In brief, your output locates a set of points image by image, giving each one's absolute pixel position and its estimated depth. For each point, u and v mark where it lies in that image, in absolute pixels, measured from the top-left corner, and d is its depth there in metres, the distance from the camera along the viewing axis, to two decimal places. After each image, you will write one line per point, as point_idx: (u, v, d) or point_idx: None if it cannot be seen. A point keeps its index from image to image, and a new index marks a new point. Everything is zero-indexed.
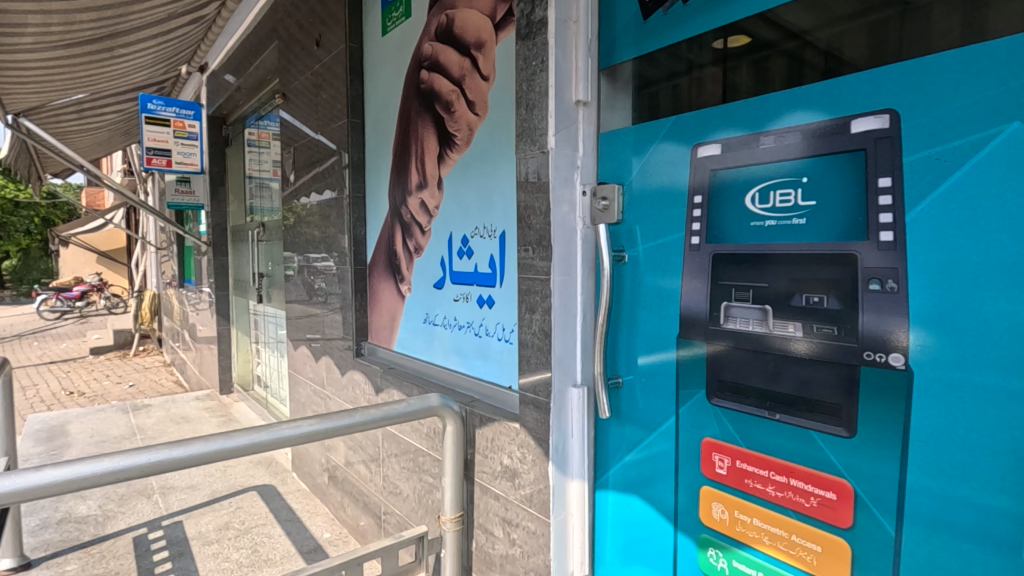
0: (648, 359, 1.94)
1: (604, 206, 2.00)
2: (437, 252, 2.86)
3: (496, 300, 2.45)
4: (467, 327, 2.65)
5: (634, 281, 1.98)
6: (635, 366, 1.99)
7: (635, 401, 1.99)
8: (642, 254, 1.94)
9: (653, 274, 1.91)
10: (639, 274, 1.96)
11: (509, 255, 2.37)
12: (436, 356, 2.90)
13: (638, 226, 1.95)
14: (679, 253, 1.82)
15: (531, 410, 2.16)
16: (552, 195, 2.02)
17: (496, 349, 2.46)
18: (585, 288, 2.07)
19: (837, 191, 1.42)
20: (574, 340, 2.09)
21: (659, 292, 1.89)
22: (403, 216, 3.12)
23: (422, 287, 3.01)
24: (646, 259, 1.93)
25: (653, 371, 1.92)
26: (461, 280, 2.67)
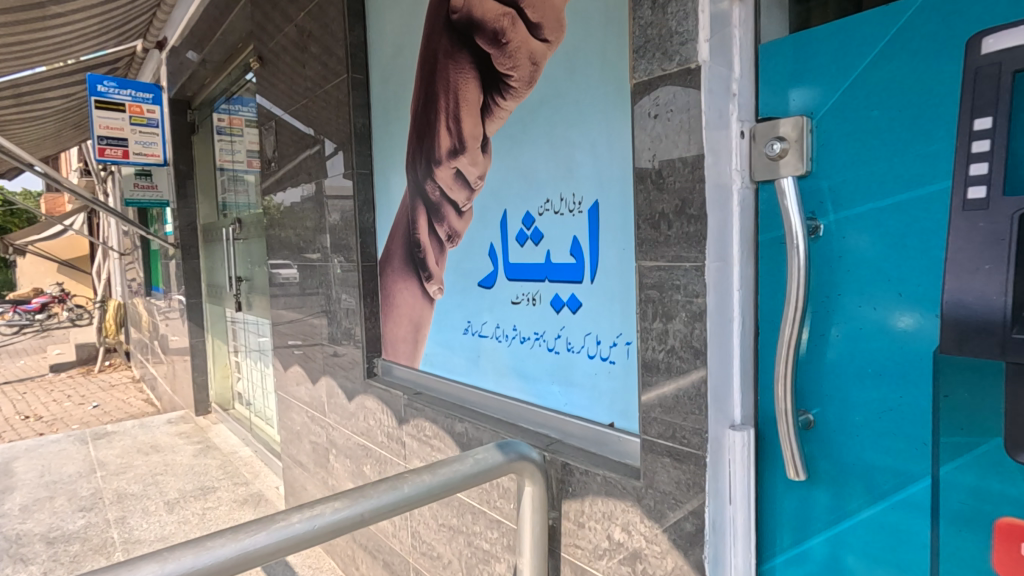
0: (867, 388, 1.24)
1: (782, 149, 1.32)
2: (483, 240, 2.13)
3: (584, 303, 1.73)
4: (535, 340, 1.93)
5: (837, 265, 1.28)
6: (841, 400, 1.29)
7: (839, 451, 1.29)
8: (852, 224, 1.26)
9: (877, 253, 1.22)
10: (849, 254, 1.26)
11: (606, 236, 1.64)
12: (487, 378, 2.18)
13: (849, 179, 1.26)
14: (941, 219, 1.13)
15: (666, 467, 1.44)
16: (705, 141, 1.29)
17: (587, 371, 1.75)
18: (747, 279, 1.38)
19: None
20: (734, 358, 1.38)
21: (892, 281, 1.20)
22: (431, 196, 2.39)
23: (461, 287, 2.27)
24: (863, 232, 1.24)
25: (881, 408, 1.23)
26: (525, 277, 1.94)
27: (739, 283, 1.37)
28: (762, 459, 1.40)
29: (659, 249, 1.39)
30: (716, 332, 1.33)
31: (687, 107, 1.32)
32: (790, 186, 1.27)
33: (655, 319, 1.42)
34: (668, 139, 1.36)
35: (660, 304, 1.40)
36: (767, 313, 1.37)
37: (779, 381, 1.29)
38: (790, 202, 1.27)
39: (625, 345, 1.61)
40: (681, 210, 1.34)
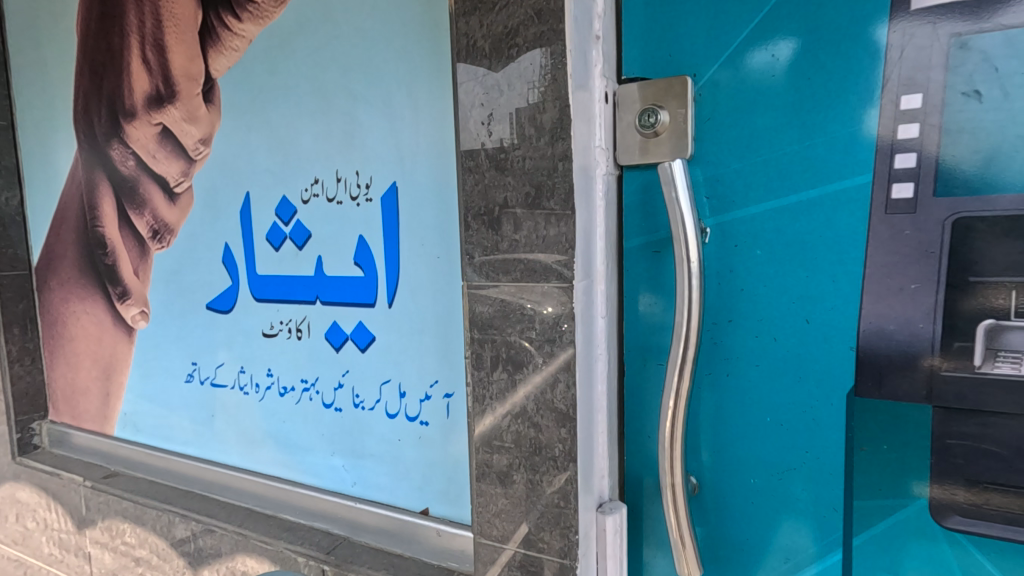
0: (762, 439, 0.96)
1: (658, 123, 0.95)
2: (213, 239, 1.38)
3: (380, 335, 1.17)
4: (304, 390, 1.29)
5: (724, 280, 0.97)
6: (731, 456, 0.98)
7: (728, 519, 1.00)
8: (743, 226, 0.95)
9: (777, 267, 0.92)
10: (742, 268, 0.95)
11: (410, 237, 1.10)
12: (229, 449, 1.44)
13: (739, 168, 0.94)
14: (859, 226, 0.86)
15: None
16: (572, 100, 0.82)
17: (385, 436, 1.19)
18: (611, 301, 1.01)
19: (832, 106, 0.87)
20: (600, 412, 1.00)
21: (795, 303, 0.92)
22: (123, 168, 1.52)
23: (180, 311, 1.46)
24: (759, 239, 0.94)
25: (781, 466, 0.95)
26: (283, 297, 1.28)
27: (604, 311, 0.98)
28: (634, 538, 1.05)
29: (504, 261, 0.90)
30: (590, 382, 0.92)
31: (540, 40, 0.83)
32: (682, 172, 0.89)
33: (496, 367, 0.93)
34: (512, 90, 0.87)
35: (504, 345, 0.92)
36: (633, 344, 1.03)
37: (664, 443, 0.93)
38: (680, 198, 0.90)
39: (443, 399, 1.10)
40: (533, 201, 0.86)
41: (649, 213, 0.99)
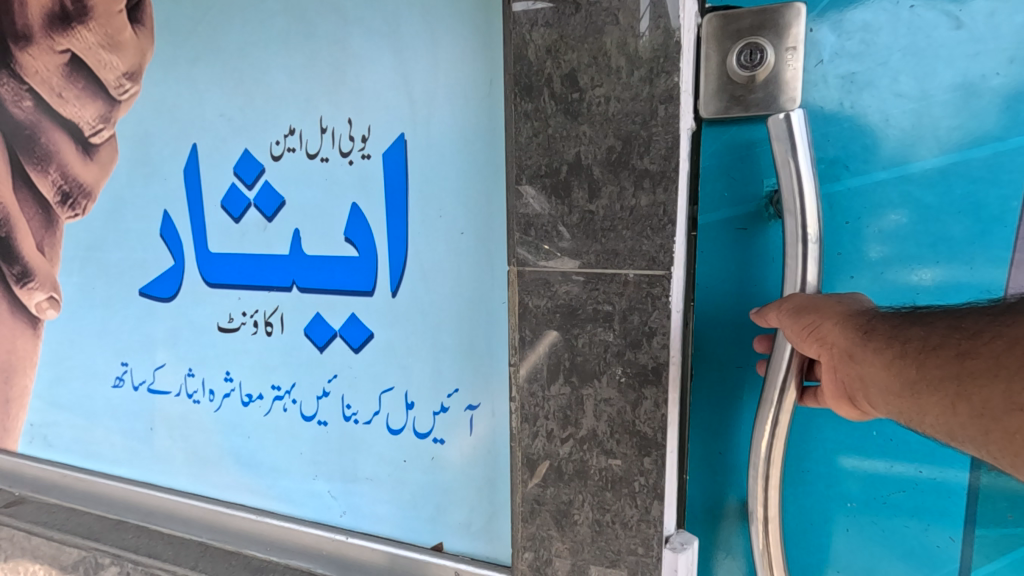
0: (866, 484, 0.72)
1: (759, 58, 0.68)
2: (147, 206, 1.06)
3: (379, 332, 0.92)
4: (276, 399, 1.03)
5: (826, 270, 0.73)
6: (823, 504, 0.74)
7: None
8: (855, 200, 0.71)
9: (901, 254, 0.69)
10: (852, 256, 0.71)
11: (423, 208, 0.86)
12: (174, 469, 1.16)
13: (855, 125, 0.70)
14: (1013, 201, 0.65)
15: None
16: (684, 22, 0.60)
17: (385, 456, 0.96)
18: (687, 295, 0.78)
19: (994, 48, 0.63)
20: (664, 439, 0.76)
21: (924, 302, 0.69)
22: (17, 110, 1.15)
23: (103, 298, 1.14)
24: (874, 214, 0.70)
25: (895, 518, 0.71)
26: (247, 283, 1.00)
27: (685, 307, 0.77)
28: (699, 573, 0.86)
29: (573, 240, 0.68)
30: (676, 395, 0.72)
31: None
32: (800, 121, 0.63)
33: (555, 379, 0.71)
34: (593, 4, 0.63)
35: (568, 350, 0.70)
36: (707, 348, 0.82)
37: (754, 475, 0.71)
38: (801, 154, 0.63)
39: (465, 413, 0.88)
40: (618, 159, 0.64)
41: (741, 179, 0.77)
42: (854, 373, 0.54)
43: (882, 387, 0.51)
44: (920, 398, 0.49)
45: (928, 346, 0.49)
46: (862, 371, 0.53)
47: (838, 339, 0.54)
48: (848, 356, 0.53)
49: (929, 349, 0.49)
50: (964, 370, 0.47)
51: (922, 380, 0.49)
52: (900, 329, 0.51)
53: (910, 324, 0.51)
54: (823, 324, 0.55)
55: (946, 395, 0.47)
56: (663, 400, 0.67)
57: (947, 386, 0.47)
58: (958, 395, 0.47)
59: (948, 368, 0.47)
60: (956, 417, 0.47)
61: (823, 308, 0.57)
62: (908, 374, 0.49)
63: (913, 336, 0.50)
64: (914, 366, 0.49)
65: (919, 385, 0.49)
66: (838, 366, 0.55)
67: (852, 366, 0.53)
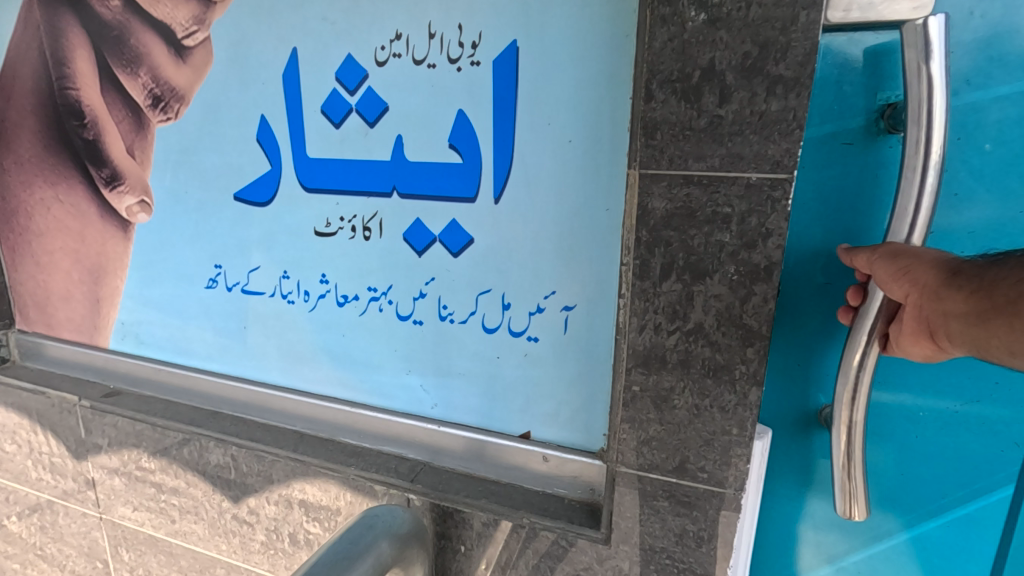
0: (957, 391, 0.85)
1: None
2: (242, 110, 1.09)
3: (478, 237, 0.98)
4: (372, 300, 1.09)
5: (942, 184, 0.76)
6: (905, 412, 0.88)
7: (882, 476, 0.92)
8: (970, 115, 0.74)
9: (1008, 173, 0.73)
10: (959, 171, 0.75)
11: (531, 115, 0.89)
12: (267, 365, 1.24)
13: (981, 36, 0.71)
14: None
15: (663, 518, 0.87)
16: None
17: (479, 353, 1.04)
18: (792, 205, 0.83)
19: None
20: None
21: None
22: (103, 9, 1.16)
23: (196, 202, 1.19)
24: (991, 129, 0.73)
25: (966, 427, 0.86)
26: (347, 188, 1.05)
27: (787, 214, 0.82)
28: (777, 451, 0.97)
29: (699, 144, 0.71)
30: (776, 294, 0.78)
31: None
32: (937, 30, 0.65)
33: (668, 277, 0.77)
34: None
35: (682, 250, 0.76)
36: (800, 257, 0.87)
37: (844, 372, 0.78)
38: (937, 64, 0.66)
39: (561, 313, 0.95)
40: (753, 65, 0.67)
41: (855, 92, 0.80)
42: (937, 308, 0.66)
43: (960, 318, 0.64)
44: (989, 324, 0.61)
45: (1000, 284, 0.61)
46: (944, 307, 0.65)
47: (928, 279, 0.66)
48: (934, 294, 0.66)
49: (1002, 284, 0.61)
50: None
51: (991, 309, 0.61)
52: (981, 270, 0.64)
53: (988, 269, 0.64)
54: (917, 267, 0.66)
55: (1008, 319, 0.60)
56: (770, 297, 0.73)
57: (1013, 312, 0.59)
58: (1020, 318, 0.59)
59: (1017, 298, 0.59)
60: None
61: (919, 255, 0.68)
62: (984, 305, 0.62)
63: (990, 274, 0.63)
64: (988, 298, 0.61)
65: (993, 313, 0.61)
66: (924, 303, 0.67)
67: (937, 303, 0.66)
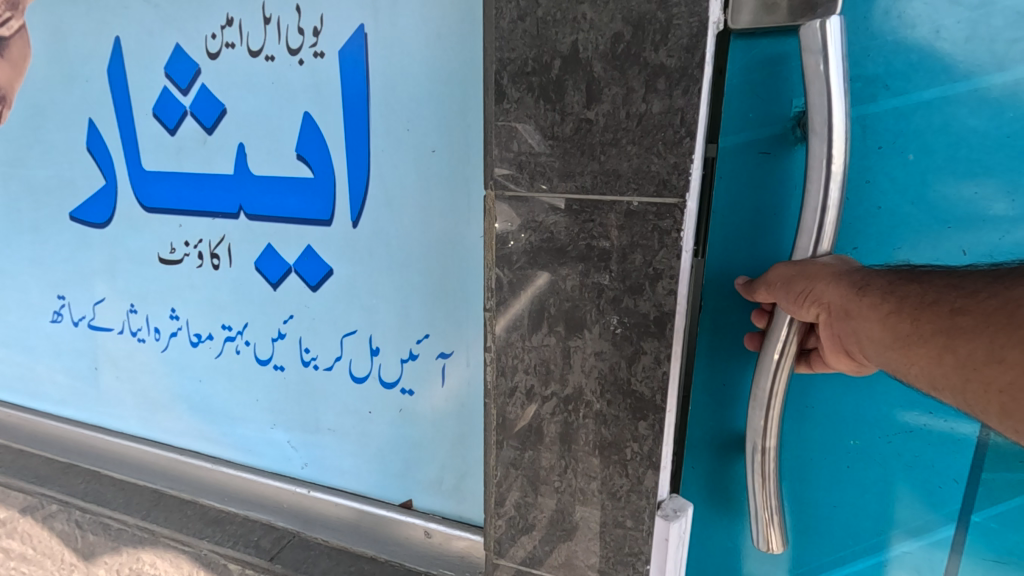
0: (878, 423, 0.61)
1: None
2: (68, 114, 0.91)
3: (338, 267, 0.80)
4: (227, 340, 0.91)
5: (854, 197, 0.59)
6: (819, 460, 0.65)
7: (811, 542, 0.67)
8: (899, 124, 0.56)
9: (943, 198, 0.56)
10: (885, 194, 0.58)
11: (388, 121, 0.71)
12: (124, 413, 1.06)
13: (900, 38, 0.55)
14: None
15: None
16: None
17: (349, 407, 0.86)
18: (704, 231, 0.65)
19: None
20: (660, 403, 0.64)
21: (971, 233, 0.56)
22: None
23: (31, 223, 1.00)
24: (915, 134, 0.56)
25: (900, 473, 0.61)
26: (188, 208, 0.87)
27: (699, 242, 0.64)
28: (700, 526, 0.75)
29: (563, 158, 0.54)
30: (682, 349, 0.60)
31: None
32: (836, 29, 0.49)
33: (538, 328, 0.60)
34: None
35: (554, 295, 0.58)
36: (717, 293, 0.69)
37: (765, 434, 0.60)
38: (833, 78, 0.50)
39: (437, 361, 0.78)
40: (625, 51, 0.50)
41: (761, 97, 0.63)
42: (849, 331, 0.49)
43: (876, 343, 0.47)
44: (908, 350, 0.45)
45: (924, 301, 0.45)
46: (857, 328, 0.48)
47: (835, 299, 0.49)
48: (843, 313, 0.49)
49: (925, 303, 0.45)
50: (954, 324, 0.43)
51: (913, 333, 0.45)
52: (897, 283, 0.47)
53: (906, 282, 0.47)
54: (818, 289, 0.50)
55: (933, 347, 0.43)
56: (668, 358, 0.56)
57: (935, 340, 0.43)
58: (945, 346, 0.43)
59: (941, 322, 0.44)
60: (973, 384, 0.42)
61: (817, 272, 0.51)
62: (901, 328, 0.45)
63: (914, 290, 0.46)
64: (907, 319, 0.45)
65: (914, 337, 0.45)
66: (834, 325, 0.50)
67: (849, 324, 0.49)
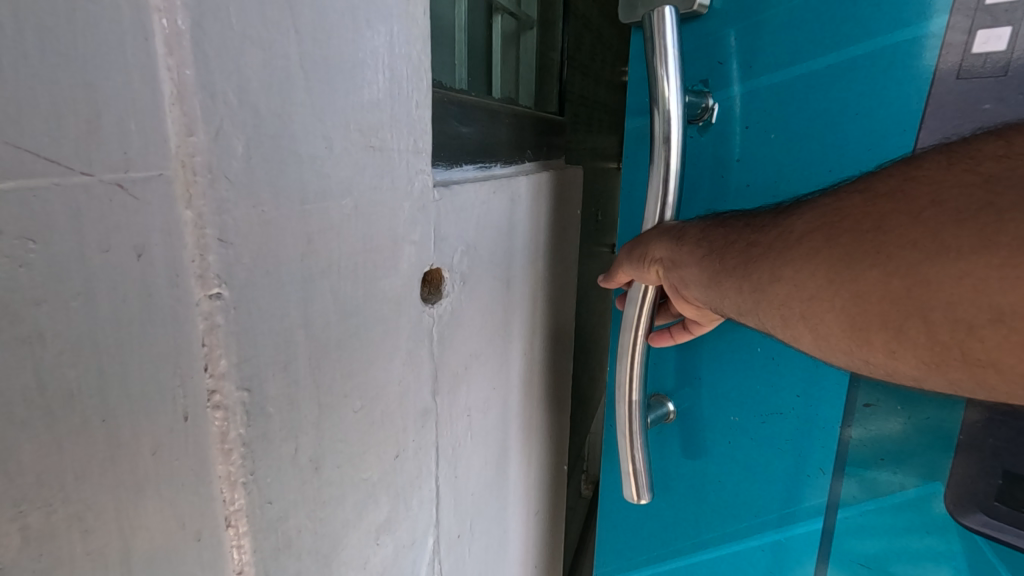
0: (760, 378, 0.73)
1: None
2: None
3: None
4: None
5: (710, 163, 0.70)
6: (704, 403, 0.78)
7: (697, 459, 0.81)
8: (780, 107, 0.65)
9: (793, 165, 0.65)
10: (770, 168, 0.66)
11: None
12: None
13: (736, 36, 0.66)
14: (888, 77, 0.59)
15: None
16: None
17: None
18: (485, 235, 0.58)
19: None
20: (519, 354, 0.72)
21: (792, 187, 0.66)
22: None
23: None
24: (764, 114, 0.66)
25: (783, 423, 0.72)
26: None
27: (374, 278, 0.40)
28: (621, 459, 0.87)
29: None
30: (243, 482, 0.31)
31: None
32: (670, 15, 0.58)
33: None
34: None
35: None
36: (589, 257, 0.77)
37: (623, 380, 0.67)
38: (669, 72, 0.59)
39: None
40: None
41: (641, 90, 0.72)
42: (679, 277, 0.55)
43: (698, 284, 0.53)
44: (720, 286, 0.50)
45: (727, 240, 0.50)
46: (683, 273, 0.54)
47: (661, 252, 0.57)
48: (672, 263, 0.56)
49: (727, 244, 0.50)
50: (750, 256, 0.47)
51: (722, 271, 0.50)
52: (707, 230, 0.53)
53: (716, 225, 0.53)
54: (648, 244, 0.58)
55: (736, 279, 0.48)
56: (194, 492, 0.29)
57: (735, 271, 0.48)
58: (743, 277, 0.47)
59: (741, 255, 0.48)
60: (791, 308, 0.44)
61: (650, 235, 0.60)
62: (712, 266, 0.51)
63: (719, 237, 0.52)
64: (715, 260, 0.50)
65: (723, 274, 0.49)
66: (670, 275, 0.57)
67: (677, 271, 0.55)
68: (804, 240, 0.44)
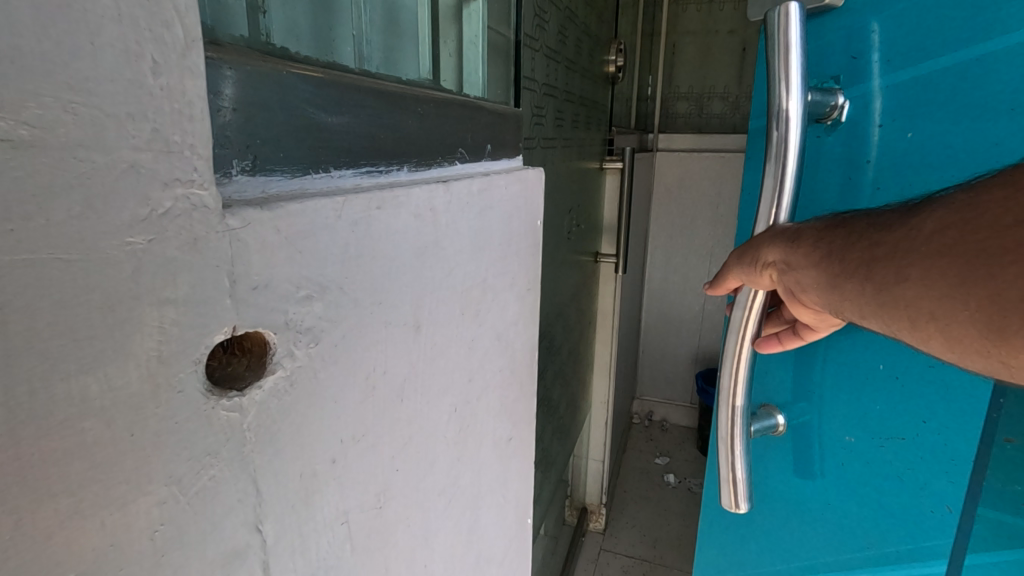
0: (883, 396, 0.66)
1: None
2: None
3: None
4: None
5: (836, 162, 0.65)
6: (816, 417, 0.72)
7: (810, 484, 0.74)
8: (926, 99, 0.57)
9: (933, 162, 0.58)
10: (905, 164, 0.59)
11: None
12: None
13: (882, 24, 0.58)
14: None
15: None
16: None
17: None
18: (429, 259, 0.40)
19: None
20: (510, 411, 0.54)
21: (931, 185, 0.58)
22: None
23: None
24: (905, 108, 0.59)
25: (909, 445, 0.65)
26: None
27: (48, 381, 0.18)
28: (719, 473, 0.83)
29: None
30: None
31: None
32: (798, 14, 0.52)
33: None
34: None
35: None
36: None
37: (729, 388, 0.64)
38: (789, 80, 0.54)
39: None
40: None
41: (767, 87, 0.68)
42: (796, 280, 0.52)
43: (815, 288, 0.49)
44: (841, 287, 0.46)
45: (849, 240, 0.46)
46: (799, 276, 0.51)
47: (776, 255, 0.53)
48: (787, 266, 0.52)
49: (850, 242, 0.46)
50: (873, 257, 0.43)
51: (842, 273, 0.46)
52: (826, 231, 0.49)
53: (838, 225, 0.49)
54: (762, 245, 0.55)
55: (857, 281, 0.44)
56: None
57: (857, 272, 0.44)
58: (864, 278, 0.44)
59: (863, 255, 0.44)
60: (924, 315, 0.40)
61: (765, 236, 0.56)
62: (831, 269, 0.47)
63: (842, 236, 0.47)
64: (835, 263, 0.47)
65: (845, 278, 0.45)
66: (786, 278, 0.53)
67: (792, 274, 0.52)
68: (936, 238, 0.39)
